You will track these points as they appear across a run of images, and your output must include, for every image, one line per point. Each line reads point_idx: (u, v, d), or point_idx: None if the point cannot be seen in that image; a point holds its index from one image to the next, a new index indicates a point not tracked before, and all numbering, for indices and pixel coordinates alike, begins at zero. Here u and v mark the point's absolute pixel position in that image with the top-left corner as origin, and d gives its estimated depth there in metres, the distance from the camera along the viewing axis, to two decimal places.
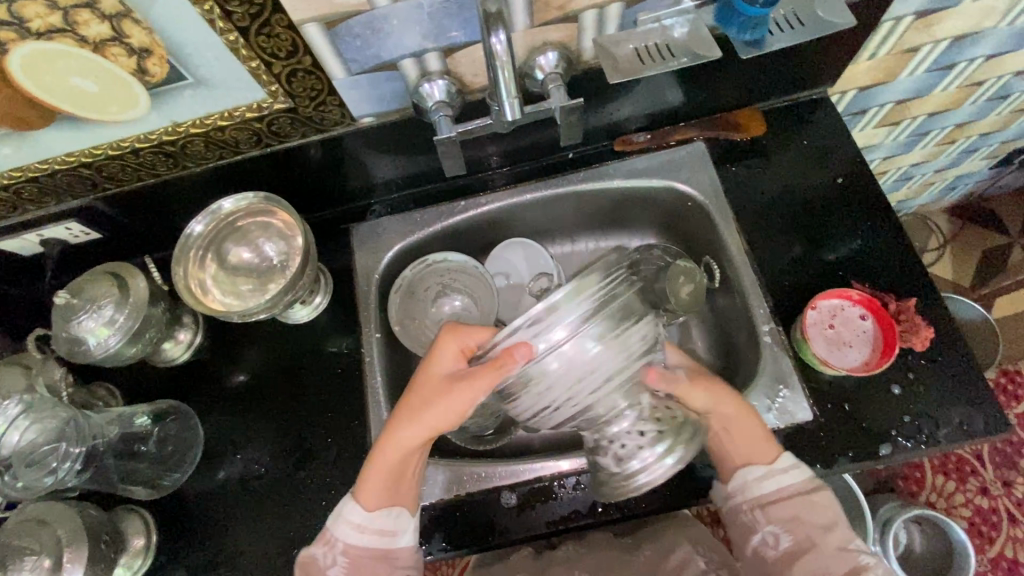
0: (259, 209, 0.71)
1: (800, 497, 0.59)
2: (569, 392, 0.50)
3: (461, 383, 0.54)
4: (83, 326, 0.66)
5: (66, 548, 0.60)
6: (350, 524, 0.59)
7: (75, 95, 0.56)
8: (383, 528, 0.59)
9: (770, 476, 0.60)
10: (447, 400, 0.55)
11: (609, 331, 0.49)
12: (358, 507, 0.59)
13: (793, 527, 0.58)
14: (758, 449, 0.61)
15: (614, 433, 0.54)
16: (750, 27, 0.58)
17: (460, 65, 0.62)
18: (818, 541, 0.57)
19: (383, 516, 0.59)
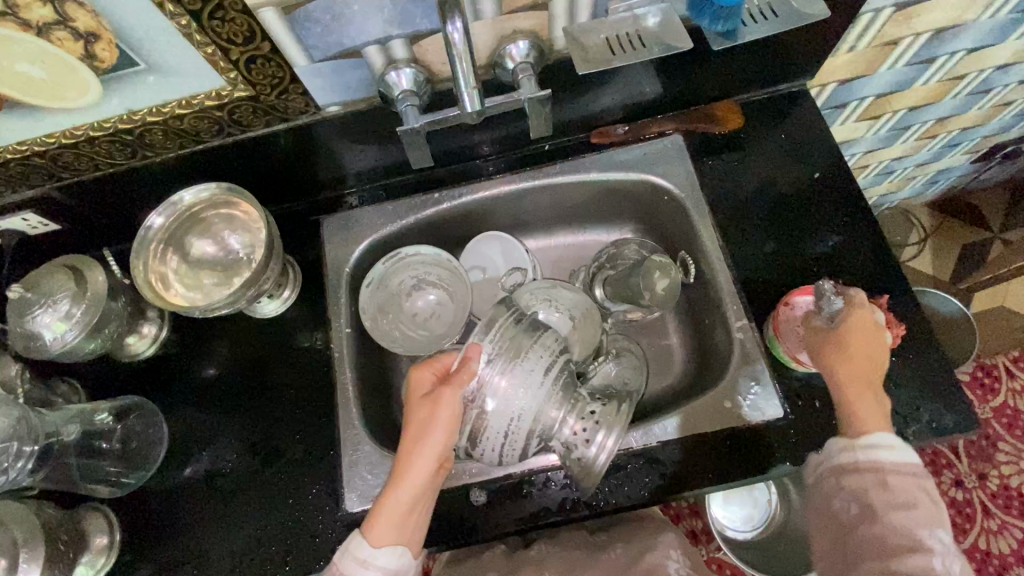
0: (222, 200, 0.69)
1: (877, 471, 0.53)
2: (511, 410, 0.53)
3: (443, 394, 0.53)
4: (38, 321, 0.64)
5: (22, 548, 0.59)
6: (356, 559, 0.52)
7: (20, 81, 0.54)
8: (389, 568, 0.52)
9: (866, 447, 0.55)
10: (435, 418, 0.53)
11: (519, 347, 0.54)
12: (365, 542, 0.53)
13: (862, 495, 0.53)
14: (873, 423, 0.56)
15: (565, 427, 0.54)
16: (722, 17, 0.56)
17: (427, 53, 0.60)
18: (880, 513, 0.51)
19: (388, 554, 0.53)
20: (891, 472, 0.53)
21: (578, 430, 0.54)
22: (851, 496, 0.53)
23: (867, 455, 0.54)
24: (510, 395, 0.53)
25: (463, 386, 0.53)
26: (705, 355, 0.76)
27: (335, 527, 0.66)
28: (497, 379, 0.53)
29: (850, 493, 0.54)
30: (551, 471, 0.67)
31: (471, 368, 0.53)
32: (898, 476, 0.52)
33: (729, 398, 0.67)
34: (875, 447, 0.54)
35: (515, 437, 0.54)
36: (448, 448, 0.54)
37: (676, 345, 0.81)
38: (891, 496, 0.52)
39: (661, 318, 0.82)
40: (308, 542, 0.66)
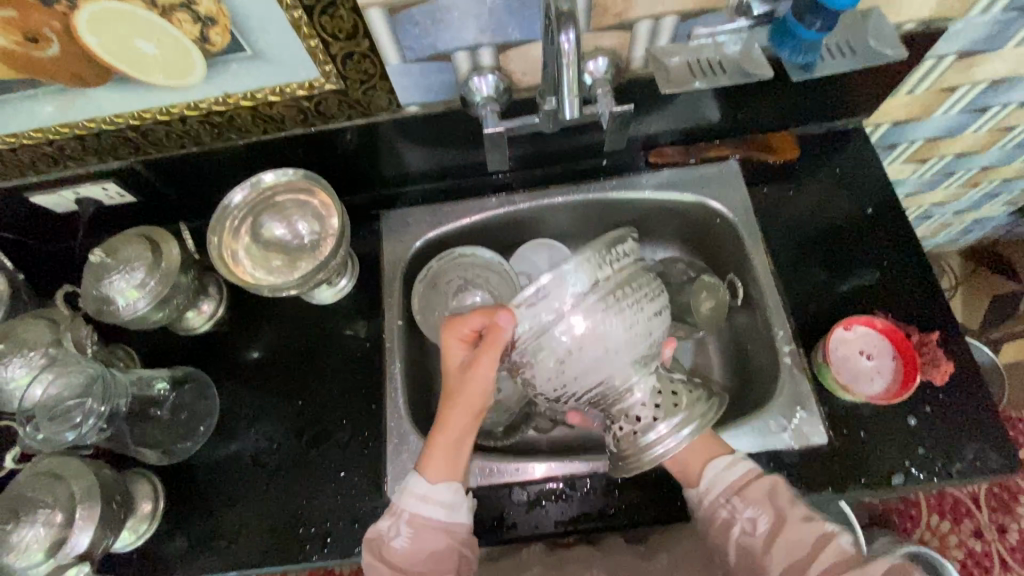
0: (298, 186, 0.72)
1: (758, 480, 0.58)
2: (592, 360, 0.54)
3: (484, 353, 0.56)
4: (114, 286, 0.67)
5: (79, 505, 0.60)
6: (413, 495, 0.58)
7: (135, 57, 0.57)
8: (445, 503, 0.58)
9: (731, 465, 0.59)
10: (475, 376, 0.57)
11: (616, 295, 0.54)
12: (421, 480, 0.58)
13: (765, 507, 0.56)
14: (707, 446, 0.60)
15: (628, 405, 0.57)
16: (802, 50, 0.59)
17: (511, 62, 0.63)
18: (787, 519, 0.55)
19: (443, 489, 0.58)
20: (759, 479, 0.58)
21: (646, 400, 0.57)
22: (754, 509, 0.56)
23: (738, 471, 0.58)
24: (597, 340, 0.53)
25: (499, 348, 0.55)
26: (745, 376, 0.78)
27: (374, 514, 0.67)
28: (583, 324, 0.53)
29: (751, 504, 0.56)
30: (595, 477, 0.68)
31: (501, 332, 0.54)
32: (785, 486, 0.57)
33: (774, 421, 0.67)
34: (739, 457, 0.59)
35: (593, 380, 0.55)
36: (485, 399, 0.59)
37: (716, 366, 0.82)
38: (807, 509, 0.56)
39: (703, 339, 0.83)
40: (348, 527, 0.67)
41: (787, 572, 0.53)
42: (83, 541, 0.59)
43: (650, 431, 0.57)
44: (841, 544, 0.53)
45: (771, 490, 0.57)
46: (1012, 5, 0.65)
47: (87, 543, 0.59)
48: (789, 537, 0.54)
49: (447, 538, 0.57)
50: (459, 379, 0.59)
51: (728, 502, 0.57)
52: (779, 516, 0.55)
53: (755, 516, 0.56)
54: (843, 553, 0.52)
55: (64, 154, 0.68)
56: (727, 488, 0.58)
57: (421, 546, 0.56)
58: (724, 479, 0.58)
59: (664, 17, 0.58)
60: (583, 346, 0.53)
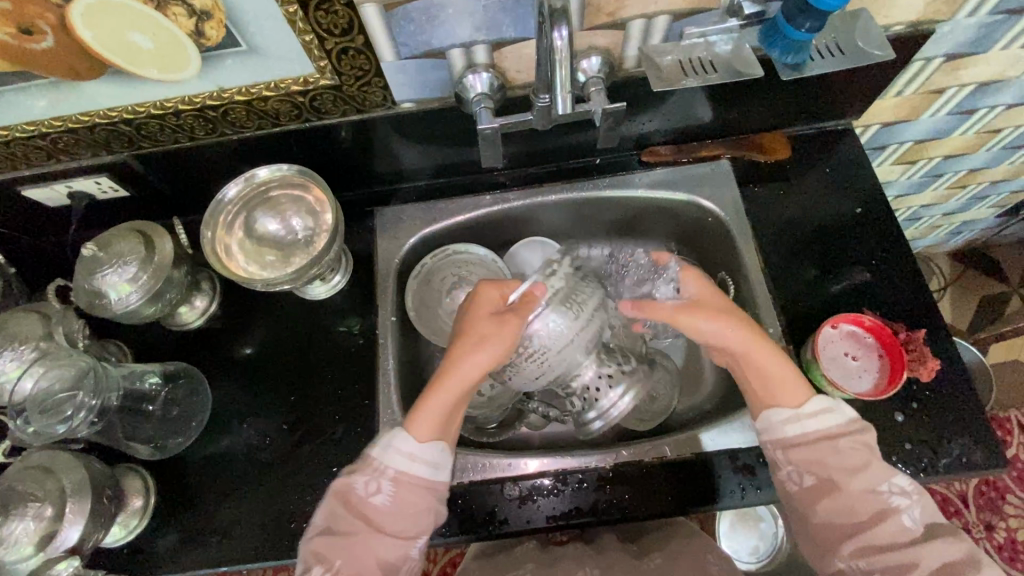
0: (293, 182, 0.72)
1: (829, 440, 0.56)
2: (549, 350, 0.60)
3: (511, 316, 0.59)
4: (106, 280, 0.67)
5: (70, 499, 0.60)
6: (401, 453, 0.56)
7: (129, 50, 0.57)
8: (428, 460, 0.57)
9: (796, 419, 0.57)
10: (495, 330, 0.58)
11: (570, 299, 0.61)
12: (410, 438, 0.57)
13: (815, 468, 0.55)
14: (787, 390, 0.59)
15: (582, 382, 0.63)
16: (793, 49, 0.59)
17: (505, 60, 0.63)
18: (841, 484, 0.54)
19: (431, 449, 0.57)
20: (843, 436, 0.56)
21: (592, 378, 0.63)
22: (797, 464, 0.56)
23: (815, 425, 0.57)
24: (553, 339, 0.60)
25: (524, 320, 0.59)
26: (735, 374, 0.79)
27: None
28: (545, 322, 0.60)
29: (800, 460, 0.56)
30: (586, 472, 0.68)
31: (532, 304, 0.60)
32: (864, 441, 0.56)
33: None
34: (826, 410, 0.57)
35: (546, 365, 0.61)
36: (496, 362, 0.59)
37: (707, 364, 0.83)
38: (879, 472, 0.54)
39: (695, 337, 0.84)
40: None
41: (824, 526, 0.54)
42: (73, 535, 0.59)
43: (603, 399, 0.63)
44: (907, 525, 0.51)
45: (852, 448, 0.55)
46: (998, 8, 0.66)
47: (77, 537, 0.59)
48: (837, 501, 0.53)
49: (430, 496, 0.56)
50: (485, 326, 0.59)
51: (781, 451, 0.57)
52: (834, 479, 0.54)
53: (799, 471, 0.56)
54: (903, 532, 0.51)
55: (57, 148, 0.68)
56: (789, 437, 0.57)
57: (402, 506, 0.55)
58: (785, 429, 0.58)
59: (656, 17, 0.59)
60: (540, 346, 0.60)
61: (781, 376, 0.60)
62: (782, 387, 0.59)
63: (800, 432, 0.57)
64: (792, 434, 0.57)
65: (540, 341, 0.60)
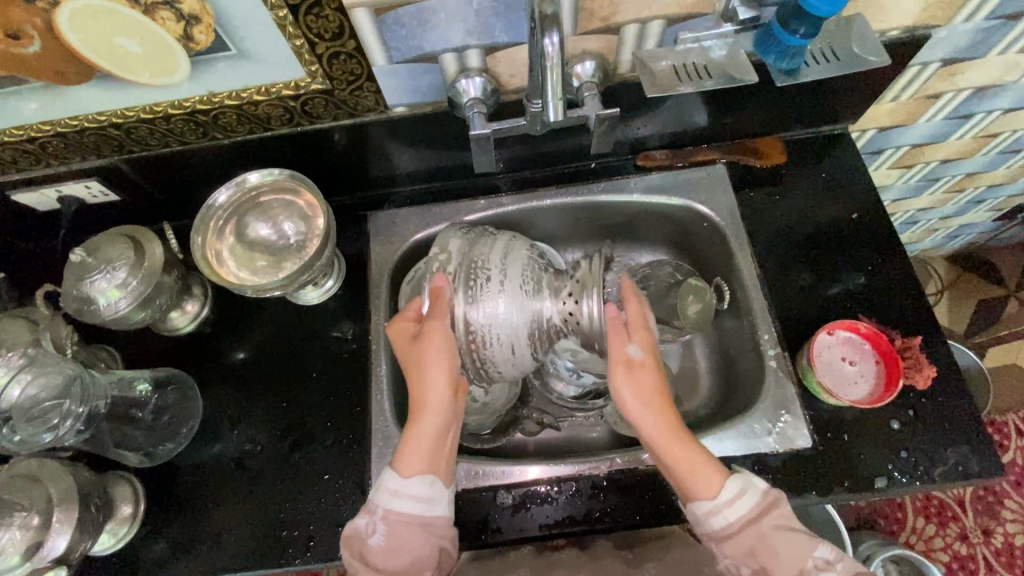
0: (285, 187, 0.71)
1: (751, 527, 0.53)
2: (501, 325, 0.61)
3: (429, 324, 0.59)
4: (95, 286, 0.66)
5: (57, 508, 0.60)
6: (389, 491, 0.56)
7: (117, 54, 0.56)
8: (418, 495, 0.56)
9: (716, 510, 0.54)
10: (426, 352, 0.59)
11: (476, 271, 0.63)
12: (396, 475, 0.56)
13: (750, 559, 0.52)
14: (701, 479, 0.55)
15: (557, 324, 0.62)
16: (787, 56, 0.59)
17: (498, 64, 0.63)
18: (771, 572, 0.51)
19: (419, 483, 0.56)
20: (765, 517, 0.53)
21: (561, 314, 0.61)
22: (738, 554, 0.52)
23: (737, 511, 0.53)
24: (495, 309, 0.61)
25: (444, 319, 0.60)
26: (731, 380, 0.78)
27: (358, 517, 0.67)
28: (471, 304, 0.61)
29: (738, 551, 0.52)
30: (581, 479, 0.68)
31: (439, 299, 0.61)
32: (779, 514, 0.53)
33: (759, 424, 0.68)
34: (741, 494, 0.54)
35: (514, 329, 0.62)
36: (450, 373, 0.58)
37: (702, 369, 0.82)
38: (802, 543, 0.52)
39: (690, 342, 0.84)
40: (332, 530, 0.66)
41: None
42: (60, 544, 0.58)
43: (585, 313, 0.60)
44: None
45: (775, 534, 0.52)
46: (996, 13, 0.65)
47: (64, 546, 0.58)
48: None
49: (424, 532, 0.55)
50: (415, 356, 0.59)
51: (714, 542, 0.54)
52: (767, 565, 0.51)
53: (737, 561, 0.53)
54: None
55: (45, 152, 0.67)
56: (716, 529, 0.54)
57: (396, 544, 0.54)
58: (718, 517, 0.53)
59: (649, 22, 0.59)
60: (487, 329, 0.61)
61: (695, 464, 0.55)
62: (694, 472, 0.55)
63: (727, 520, 0.53)
64: (719, 525, 0.53)
65: (483, 318, 0.61)
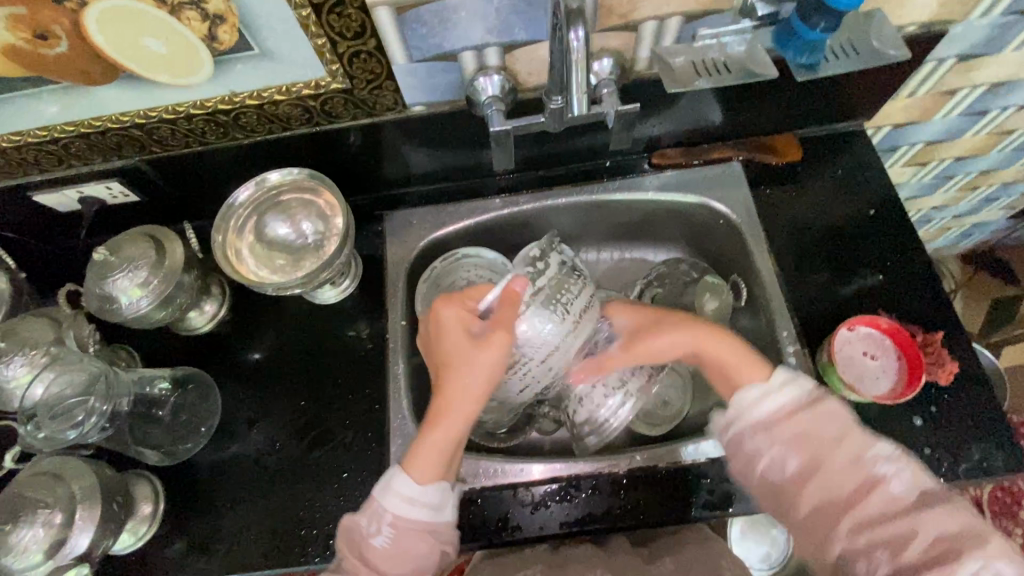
0: (304, 186, 0.72)
1: (796, 414, 0.54)
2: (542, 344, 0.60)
3: (495, 332, 0.56)
4: (117, 284, 0.67)
5: (80, 505, 0.60)
6: (400, 496, 0.55)
7: (142, 55, 0.57)
8: (430, 502, 0.56)
9: (764, 396, 0.56)
10: (479, 358, 0.56)
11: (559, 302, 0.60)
12: (410, 481, 0.56)
13: (799, 446, 0.53)
14: (743, 366, 0.59)
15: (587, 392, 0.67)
16: (806, 51, 0.59)
17: (517, 62, 0.63)
18: (823, 459, 0.51)
19: (433, 490, 0.56)
20: (809, 409, 0.54)
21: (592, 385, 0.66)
22: (785, 444, 0.53)
23: (770, 406, 0.55)
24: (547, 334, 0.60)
25: (509, 330, 0.57)
26: None
27: None
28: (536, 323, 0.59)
29: (782, 441, 0.53)
30: (601, 477, 0.67)
31: (514, 301, 0.58)
32: (838, 413, 0.54)
33: None
34: (778, 390, 0.56)
35: (547, 362, 0.62)
36: (489, 385, 0.58)
37: None
38: (859, 441, 0.52)
39: None
40: None
41: (815, 514, 0.51)
42: (83, 541, 0.58)
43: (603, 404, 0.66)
44: (894, 493, 0.49)
45: (820, 419, 0.53)
46: (1013, 7, 0.65)
47: (87, 543, 0.58)
48: (824, 480, 0.51)
49: (432, 539, 0.55)
50: (460, 357, 0.57)
51: (756, 435, 0.55)
52: (817, 455, 0.52)
53: (784, 451, 0.53)
54: (890, 502, 0.49)
55: (68, 153, 0.68)
56: (760, 419, 0.55)
57: (403, 549, 0.54)
58: (758, 408, 0.56)
59: (668, 18, 0.59)
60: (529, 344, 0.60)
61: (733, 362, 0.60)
62: (732, 364, 0.60)
63: (766, 412, 0.55)
64: (759, 413, 0.55)
65: (529, 342, 0.60)
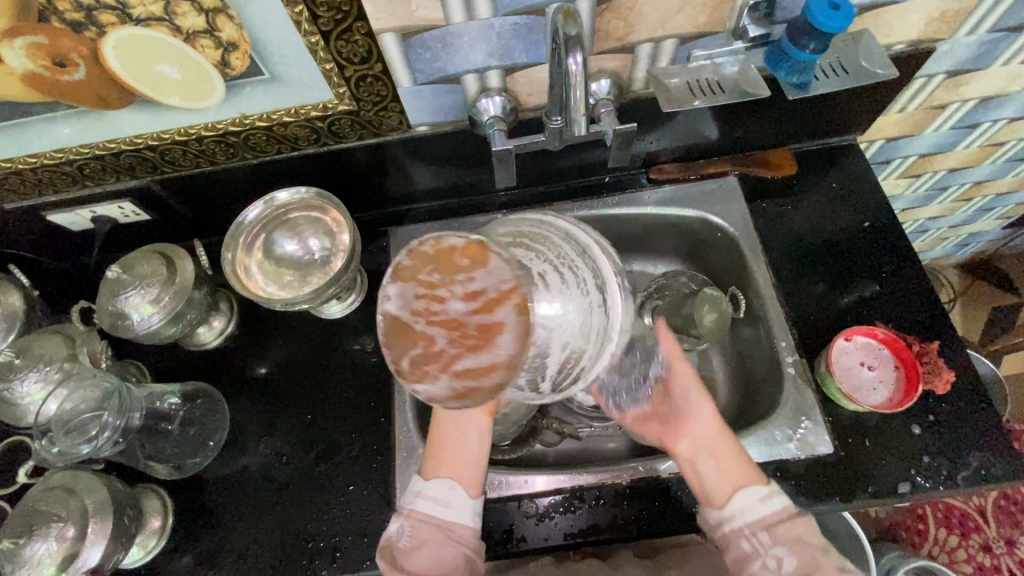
0: (312, 204, 0.74)
1: (789, 519, 0.54)
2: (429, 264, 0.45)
3: None
4: (129, 302, 0.68)
5: (92, 519, 0.61)
6: (416, 494, 0.61)
7: (157, 80, 0.59)
8: (439, 498, 0.60)
9: (759, 498, 0.56)
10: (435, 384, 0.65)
11: (531, 239, 0.46)
12: (419, 478, 0.62)
13: (796, 547, 0.52)
14: (740, 470, 0.58)
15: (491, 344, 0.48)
16: (798, 70, 0.61)
17: (518, 84, 0.65)
18: (821, 563, 0.51)
19: (438, 485, 0.60)
20: (792, 518, 0.54)
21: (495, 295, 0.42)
22: (783, 547, 0.52)
23: (762, 510, 0.55)
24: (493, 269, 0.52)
25: None
26: (749, 388, 0.79)
27: (385, 527, 0.67)
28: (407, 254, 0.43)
29: (780, 543, 0.53)
30: (604, 488, 0.68)
31: None
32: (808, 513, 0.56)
33: (779, 431, 0.68)
34: (768, 497, 0.56)
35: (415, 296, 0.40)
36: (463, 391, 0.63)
37: (719, 378, 0.83)
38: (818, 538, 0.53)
39: (706, 351, 0.85)
40: (357, 542, 0.67)
41: None
42: (94, 556, 0.59)
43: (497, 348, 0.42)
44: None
45: (801, 526, 0.54)
46: (998, 26, 0.68)
47: (98, 557, 0.59)
48: None
49: (443, 535, 0.57)
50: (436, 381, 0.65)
51: (756, 535, 0.54)
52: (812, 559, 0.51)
53: (781, 555, 0.52)
54: None
55: (83, 174, 0.70)
56: (758, 519, 0.55)
57: (420, 544, 0.57)
58: (757, 510, 0.55)
59: (663, 40, 0.61)
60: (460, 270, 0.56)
61: (730, 457, 0.59)
62: (731, 469, 0.58)
63: (761, 518, 0.55)
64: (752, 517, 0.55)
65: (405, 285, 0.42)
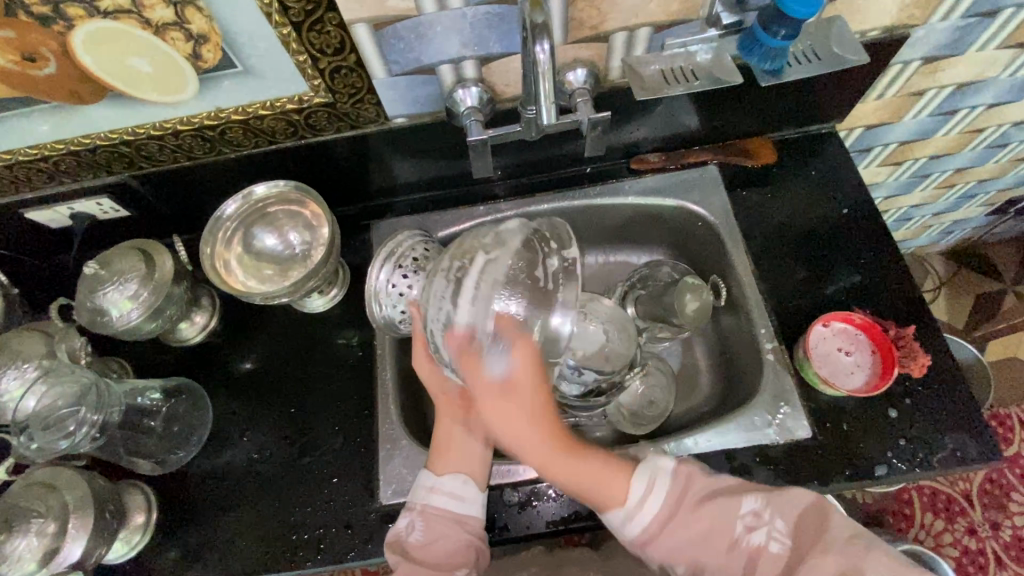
0: (291, 198, 0.74)
1: (673, 518, 0.55)
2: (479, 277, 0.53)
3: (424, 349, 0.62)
4: (108, 297, 0.68)
5: (73, 515, 0.61)
6: (425, 488, 0.62)
7: (129, 73, 0.59)
8: (451, 491, 0.61)
9: (628, 512, 0.56)
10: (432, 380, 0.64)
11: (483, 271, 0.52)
12: (431, 474, 0.63)
13: (698, 545, 0.54)
14: (606, 480, 0.58)
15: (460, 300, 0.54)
16: (771, 57, 0.61)
17: (494, 74, 0.65)
18: (721, 560, 0.53)
19: (451, 480, 0.61)
20: (677, 508, 0.56)
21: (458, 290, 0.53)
22: (675, 561, 0.55)
23: (645, 516, 0.56)
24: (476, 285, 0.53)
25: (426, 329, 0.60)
26: (730, 376, 0.79)
27: (368, 518, 0.67)
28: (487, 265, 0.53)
29: (665, 558, 0.55)
30: None
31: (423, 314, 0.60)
32: (700, 487, 0.56)
33: (759, 416, 0.69)
34: (648, 493, 0.56)
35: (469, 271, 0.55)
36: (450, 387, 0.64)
37: (702, 366, 0.84)
38: (726, 506, 0.54)
39: (690, 340, 0.86)
40: (341, 533, 0.67)
41: None
42: (75, 551, 0.60)
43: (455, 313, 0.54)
44: (773, 551, 0.52)
45: (697, 511, 0.55)
46: (971, 11, 0.68)
47: (79, 553, 0.60)
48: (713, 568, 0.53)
49: (458, 529, 0.59)
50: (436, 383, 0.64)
51: (647, 549, 0.56)
52: (707, 555, 0.53)
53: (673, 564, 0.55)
54: (775, 560, 0.51)
55: (58, 170, 0.69)
56: (636, 538, 0.56)
57: (434, 537, 0.58)
58: (641, 519, 0.56)
59: (637, 29, 0.61)
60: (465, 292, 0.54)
61: (562, 441, 0.57)
62: (582, 471, 0.57)
63: (648, 518, 0.56)
64: (635, 532, 0.56)
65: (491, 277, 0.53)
